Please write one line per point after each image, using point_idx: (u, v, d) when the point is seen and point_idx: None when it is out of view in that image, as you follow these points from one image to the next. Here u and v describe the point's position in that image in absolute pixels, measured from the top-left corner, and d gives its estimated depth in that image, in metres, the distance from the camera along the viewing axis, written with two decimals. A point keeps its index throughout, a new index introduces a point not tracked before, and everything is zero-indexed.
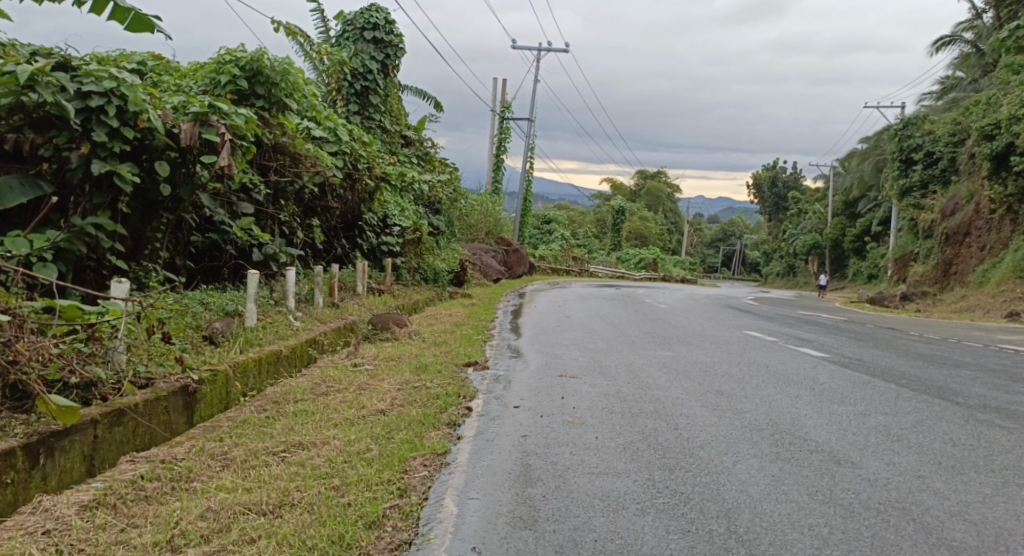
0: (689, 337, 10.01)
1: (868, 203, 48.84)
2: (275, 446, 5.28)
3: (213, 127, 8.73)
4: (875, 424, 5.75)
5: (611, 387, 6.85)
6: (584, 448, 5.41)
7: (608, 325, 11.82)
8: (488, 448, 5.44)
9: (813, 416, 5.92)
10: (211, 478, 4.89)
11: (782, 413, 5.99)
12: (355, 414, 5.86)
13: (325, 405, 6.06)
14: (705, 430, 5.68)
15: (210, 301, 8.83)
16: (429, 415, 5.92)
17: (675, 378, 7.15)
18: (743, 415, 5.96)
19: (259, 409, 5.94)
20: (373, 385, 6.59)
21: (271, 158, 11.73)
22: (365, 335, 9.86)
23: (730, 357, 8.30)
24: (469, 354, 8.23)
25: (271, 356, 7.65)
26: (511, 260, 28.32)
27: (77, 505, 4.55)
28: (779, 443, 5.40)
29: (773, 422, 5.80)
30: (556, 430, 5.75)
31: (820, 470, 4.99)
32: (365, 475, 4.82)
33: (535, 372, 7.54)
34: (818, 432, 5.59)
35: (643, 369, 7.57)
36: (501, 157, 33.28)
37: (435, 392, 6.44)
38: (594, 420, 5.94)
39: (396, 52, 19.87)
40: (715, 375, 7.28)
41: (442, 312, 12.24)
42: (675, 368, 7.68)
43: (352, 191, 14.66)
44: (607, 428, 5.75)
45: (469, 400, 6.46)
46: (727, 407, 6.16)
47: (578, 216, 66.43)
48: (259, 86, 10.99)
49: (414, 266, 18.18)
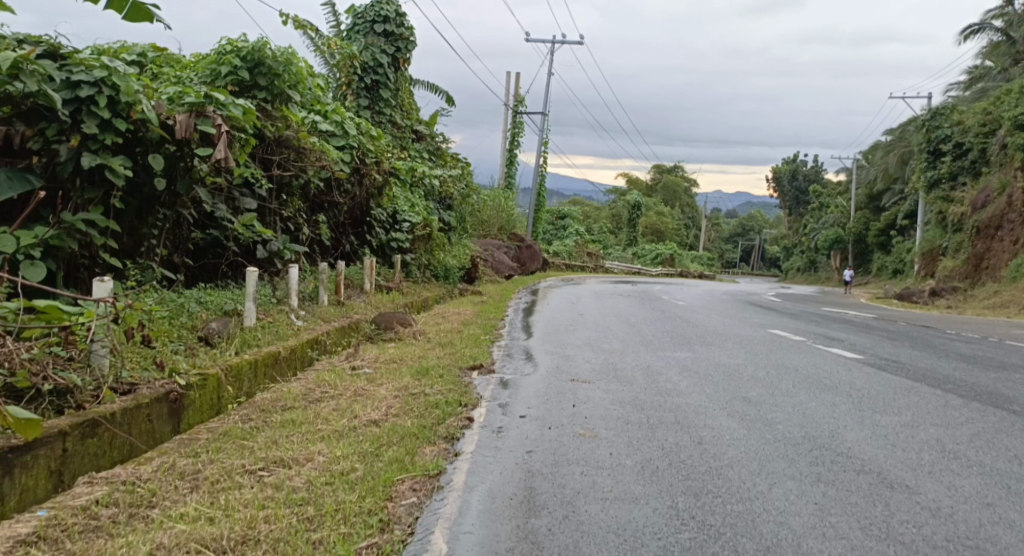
0: (708, 337, 9.53)
1: (892, 196, 48.03)
2: (252, 464, 4.86)
3: (209, 119, 8.30)
4: (923, 439, 5.27)
5: (627, 393, 6.39)
6: (598, 467, 4.94)
7: (623, 323, 11.34)
8: (490, 467, 4.99)
9: (854, 430, 5.44)
10: (173, 503, 4.45)
11: (819, 426, 5.52)
12: (344, 425, 5.43)
13: (315, 414, 5.63)
14: (733, 445, 5.21)
15: (208, 300, 8.39)
16: (425, 427, 5.47)
17: (695, 382, 6.68)
18: (774, 427, 5.49)
19: (244, 419, 5.52)
20: (370, 391, 6.15)
21: (275, 152, 11.31)
22: (368, 335, 9.42)
23: (752, 358, 7.83)
24: (475, 356, 7.79)
25: (267, 359, 7.22)
26: (524, 256, 27.86)
27: (11, 542, 4.05)
28: (817, 462, 4.92)
29: (809, 436, 5.32)
30: (567, 445, 5.29)
31: (870, 496, 4.50)
32: (344, 504, 4.38)
33: (545, 376, 7.09)
34: (860, 449, 5.11)
35: (661, 373, 7.10)
36: (515, 152, 32.79)
37: (434, 400, 6.01)
38: (608, 433, 5.48)
39: (408, 45, 19.42)
40: (739, 379, 6.81)
41: (451, 310, 11.81)
42: (695, 371, 7.21)
43: (360, 186, 14.26)
44: (623, 443, 5.29)
45: (471, 409, 6.01)
46: (755, 417, 5.69)
47: (594, 212, 65.87)
48: (261, 76, 10.56)
49: (424, 263, 17.76)
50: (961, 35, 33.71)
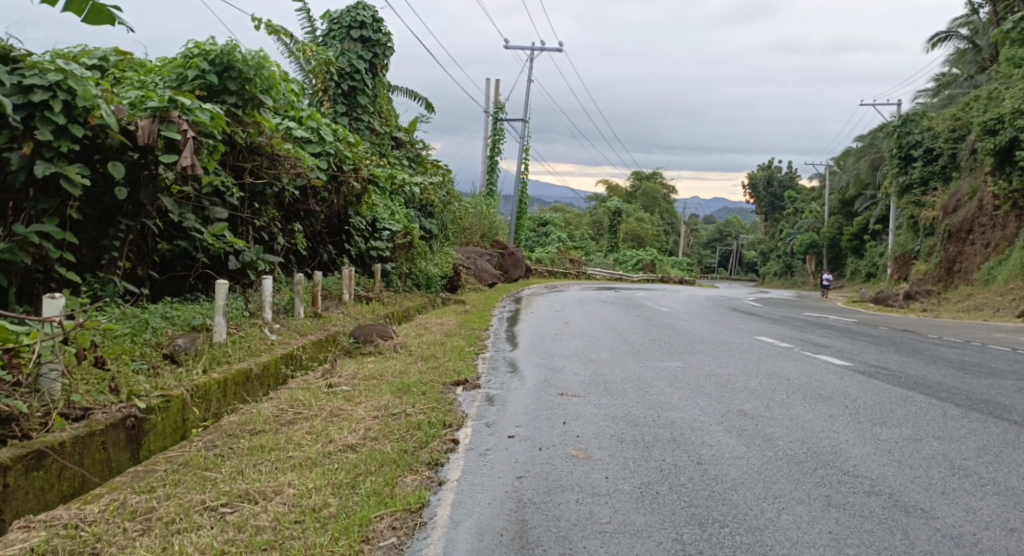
0: (697, 344, 9.26)
1: (864, 201, 48.11)
2: (213, 500, 4.50)
3: (174, 124, 7.98)
4: (929, 455, 5.00)
5: (620, 407, 6.10)
6: (594, 495, 4.63)
7: (610, 331, 11.03)
8: (478, 497, 4.67)
9: (857, 444, 5.18)
10: (122, 549, 4.09)
11: (821, 441, 5.24)
12: (318, 451, 5.09)
13: (285, 438, 5.29)
14: (735, 465, 4.92)
15: (175, 315, 8.28)
16: (405, 453, 5.14)
17: (688, 394, 6.41)
18: (775, 445, 5.21)
19: (208, 446, 5.15)
20: (348, 411, 5.82)
21: (246, 159, 10.98)
22: (346, 348, 9.03)
23: (745, 367, 7.55)
24: (458, 369, 7.46)
25: (238, 377, 6.89)
26: (507, 263, 27.53)
27: None
28: (824, 484, 4.64)
29: (812, 453, 5.05)
30: (559, 468, 4.98)
31: (886, 522, 4.21)
32: (313, 547, 4.04)
33: (533, 391, 6.77)
34: (867, 466, 4.85)
35: (653, 384, 6.81)
36: (495, 159, 32.51)
37: (415, 420, 5.68)
38: (602, 454, 5.18)
39: (385, 51, 19.09)
40: (733, 390, 6.54)
41: (431, 321, 11.44)
42: (687, 382, 6.92)
43: (338, 194, 13.91)
44: (618, 465, 4.99)
45: (456, 430, 5.68)
46: (755, 433, 5.41)
47: (575, 218, 65.76)
48: (230, 81, 10.22)
49: (405, 272, 17.40)
50: (929, 42, 33.78)
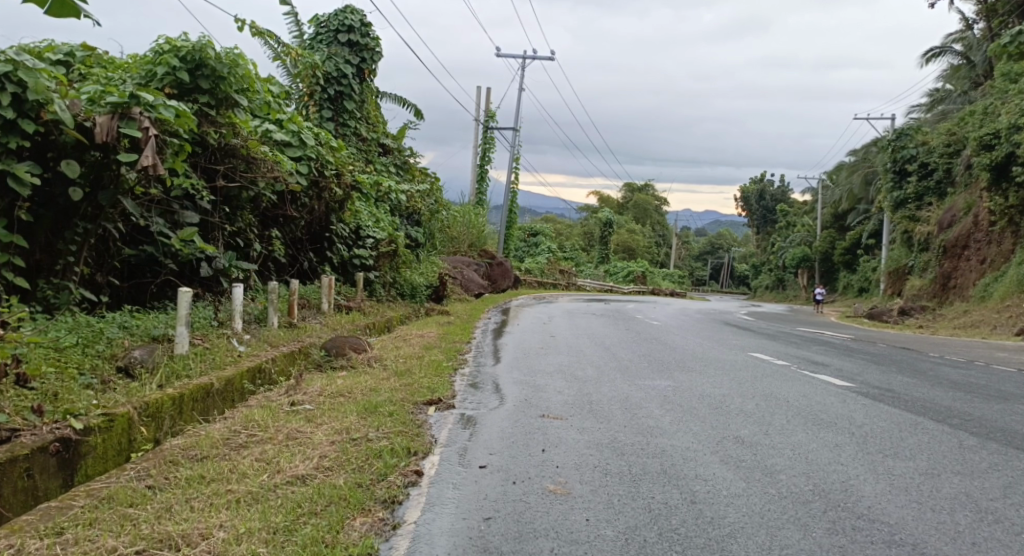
0: (689, 361, 8.78)
1: (857, 216, 47.84)
2: (127, 546, 4.01)
3: (135, 121, 7.53)
4: (950, 494, 4.54)
5: (604, 432, 5.62)
6: (571, 542, 4.14)
7: (597, 346, 10.55)
8: (439, 544, 4.18)
9: (869, 481, 4.72)
10: None
11: (827, 476, 4.78)
12: (261, 485, 4.61)
13: (231, 467, 4.81)
14: (733, 506, 4.45)
15: (135, 325, 7.86)
16: (360, 488, 4.64)
17: (678, 417, 5.94)
18: (777, 481, 4.74)
19: (138, 477, 4.68)
20: (306, 435, 5.35)
21: (220, 161, 10.52)
22: (318, 362, 8.50)
23: (739, 386, 7.09)
24: (433, 387, 6.97)
25: (194, 393, 6.42)
26: (495, 274, 27.04)
27: None
28: (835, 531, 4.17)
29: (819, 491, 4.59)
30: (534, 508, 4.50)
31: None
32: None
33: (511, 411, 6.29)
34: (882, 509, 4.38)
35: (640, 406, 6.34)
36: (485, 168, 32.07)
37: (377, 447, 5.19)
38: (583, 490, 4.70)
39: (373, 56, 18.63)
40: (727, 413, 6.08)
41: (412, 333, 10.93)
42: (678, 403, 6.44)
43: (319, 200, 13.42)
44: (600, 504, 4.52)
45: (421, 459, 5.19)
46: (754, 466, 4.95)
47: (565, 229, 65.34)
48: (202, 79, 9.75)
49: (389, 281, 16.88)
50: (922, 57, 33.48)
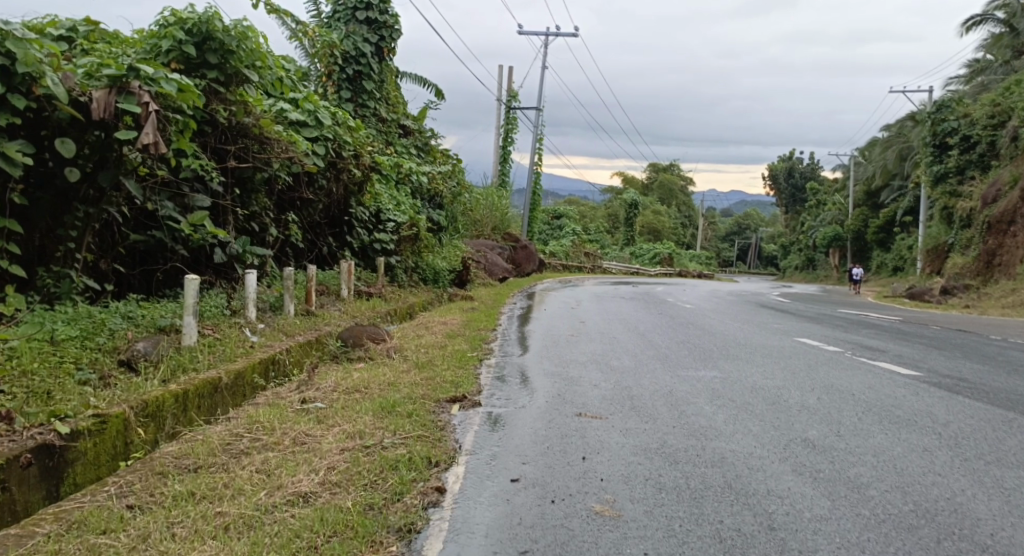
0: (733, 348, 8.19)
1: (891, 192, 46.65)
2: None
3: (134, 95, 7.09)
4: None
5: (651, 436, 5.15)
6: None
7: (631, 333, 9.97)
8: None
9: (980, 499, 4.27)
10: None
11: (927, 493, 4.33)
12: (256, 507, 4.12)
13: (225, 482, 4.35)
14: (822, 534, 3.97)
15: (140, 315, 7.38)
16: (373, 513, 4.13)
17: (732, 415, 5.46)
18: (869, 499, 4.29)
19: (117, 498, 4.21)
20: (315, 440, 4.87)
21: (231, 141, 10.08)
22: (334, 353, 7.96)
23: (792, 376, 6.52)
24: (457, 381, 6.44)
25: (199, 388, 5.93)
26: (519, 257, 26.44)
27: None
28: None
29: (924, 514, 4.12)
30: (580, 537, 3.97)
31: None
32: None
33: (543, 408, 5.77)
34: (1008, 537, 3.91)
35: (687, 401, 5.80)
36: (508, 149, 31.40)
37: (392, 457, 4.68)
38: (636, 512, 4.21)
39: (392, 33, 18.01)
40: (785, 409, 5.57)
41: (436, 319, 10.42)
42: (728, 398, 5.89)
43: (337, 181, 12.91)
44: (658, 532, 4.02)
45: (443, 470, 4.69)
46: (839, 481, 4.48)
47: (590, 211, 64.53)
48: (211, 53, 9.32)
49: (412, 266, 16.33)
50: (962, 27, 32.33)
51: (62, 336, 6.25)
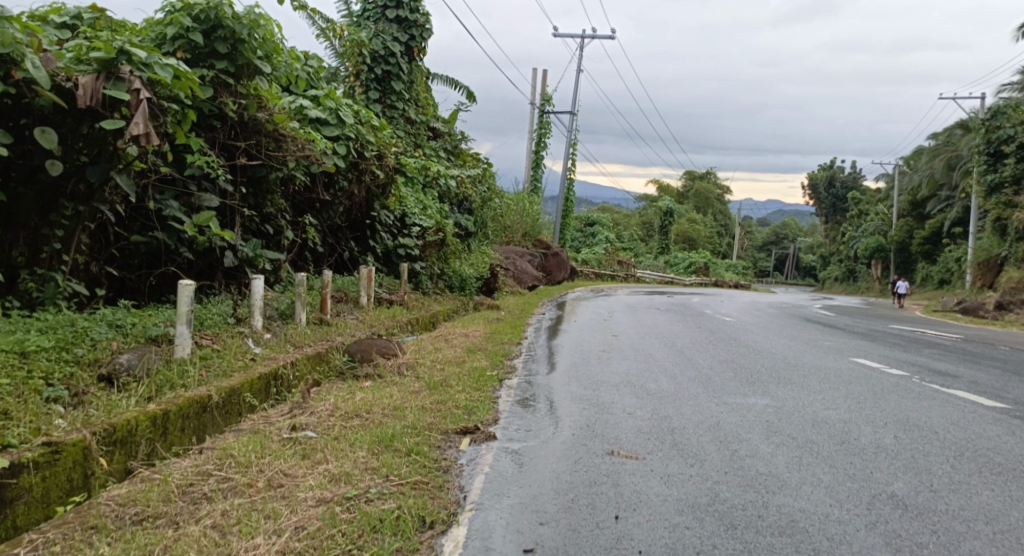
0: (784, 370, 7.39)
1: (939, 203, 45.16)
2: None
3: (124, 82, 6.47)
4: None
5: (699, 486, 4.48)
6: None
7: (668, 349, 9.18)
8: None
9: None
10: None
11: None
12: None
13: (163, 545, 3.79)
14: None
15: (129, 323, 6.72)
16: None
17: (795, 460, 4.78)
18: None
19: None
20: (293, 486, 4.30)
21: (241, 138, 9.43)
22: (340, 370, 7.21)
23: (858, 406, 5.75)
24: (472, 407, 5.73)
25: (183, 408, 5.26)
26: (550, 265, 25.65)
27: None
28: None
29: None
30: None
31: None
32: None
33: (569, 443, 5.11)
34: None
35: (740, 439, 5.10)
36: (541, 154, 30.67)
37: (375, 515, 4.02)
38: None
39: (423, 32, 17.27)
40: (859, 453, 4.88)
41: (458, 330, 9.69)
42: (786, 435, 5.17)
43: (359, 183, 12.23)
44: None
45: (428, 531, 4.02)
46: None
47: (623, 219, 63.57)
48: (219, 42, 8.70)
49: (437, 273, 15.62)
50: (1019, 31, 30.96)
51: (33, 347, 5.62)
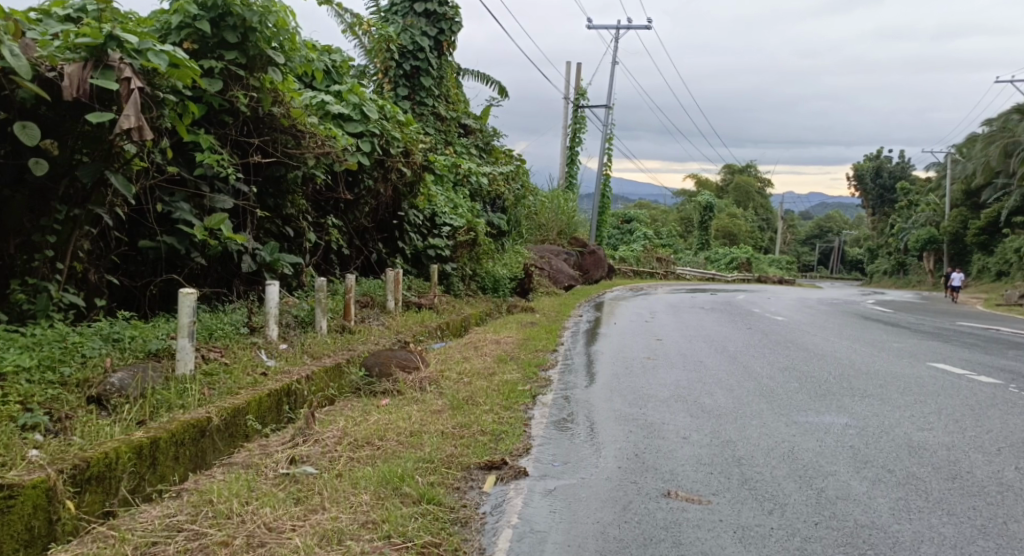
0: (850, 386, 6.63)
1: (994, 192, 43.57)
2: None
3: (113, 70, 5.88)
4: None
5: (784, 545, 3.85)
6: None
7: (719, 355, 8.44)
8: None
9: None
10: None
11: None
12: None
13: None
14: None
15: (127, 336, 6.00)
16: None
17: (901, 505, 4.20)
18: None
19: None
20: (280, 541, 3.77)
21: (254, 133, 8.82)
22: (356, 386, 6.53)
23: (960, 431, 5.24)
24: (497, 440, 5.09)
25: (176, 434, 4.61)
26: (587, 263, 24.85)
27: None
28: None
29: None
30: None
31: None
32: None
33: (618, 481, 4.58)
34: None
35: (822, 479, 4.54)
36: (576, 150, 29.94)
37: None
38: None
39: (453, 26, 16.59)
40: (979, 494, 4.32)
41: (490, 336, 9.01)
42: (884, 474, 4.58)
43: (386, 182, 11.57)
44: None
45: None
46: None
47: (661, 215, 62.45)
48: (228, 31, 8.06)
49: (469, 274, 14.97)
50: None
51: (10, 369, 4.97)
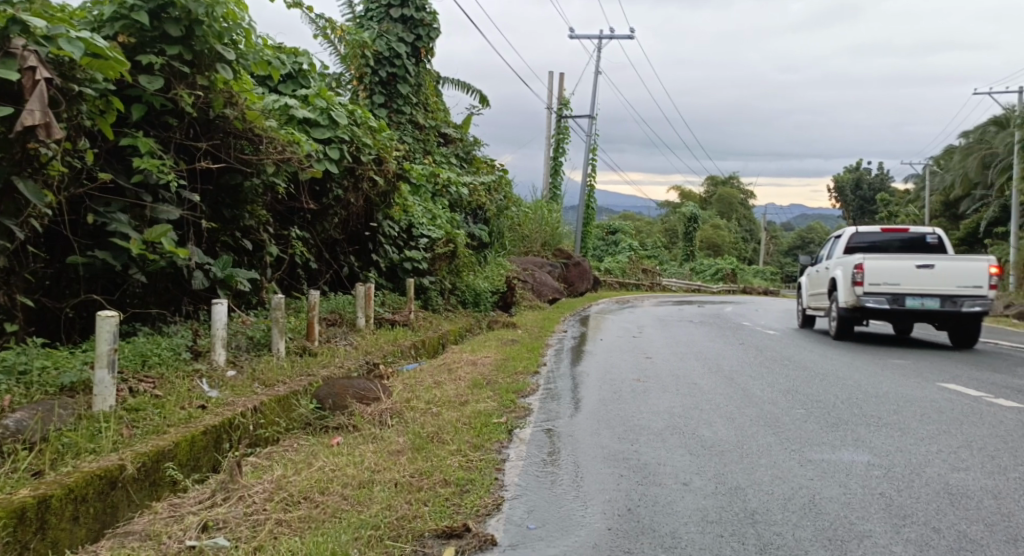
0: (869, 416, 5.90)
1: (974, 204, 43.21)
2: None
3: (15, 58, 5.11)
4: None
5: None
6: None
7: (718, 375, 7.68)
8: None
9: None
10: None
11: None
12: None
13: None
14: None
15: (38, 367, 5.16)
16: None
17: None
18: None
19: None
20: None
21: (203, 138, 8.00)
22: (308, 420, 5.74)
23: (1010, 479, 4.59)
24: (460, 495, 4.33)
25: (75, 490, 3.82)
26: (572, 275, 24.07)
27: None
28: None
29: None
30: None
31: None
32: None
33: (611, 548, 3.85)
34: None
35: (858, 544, 3.84)
36: (560, 160, 29.25)
37: None
38: None
39: (431, 32, 15.80)
40: None
41: (464, 357, 8.25)
42: (932, 538, 3.89)
43: (357, 192, 10.73)
44: None
45: None
46: None
47: (646, 227, 61.87)
48: (170, 23, 7.23)
49: (448, 288, 14.23)
50: None
51: None
